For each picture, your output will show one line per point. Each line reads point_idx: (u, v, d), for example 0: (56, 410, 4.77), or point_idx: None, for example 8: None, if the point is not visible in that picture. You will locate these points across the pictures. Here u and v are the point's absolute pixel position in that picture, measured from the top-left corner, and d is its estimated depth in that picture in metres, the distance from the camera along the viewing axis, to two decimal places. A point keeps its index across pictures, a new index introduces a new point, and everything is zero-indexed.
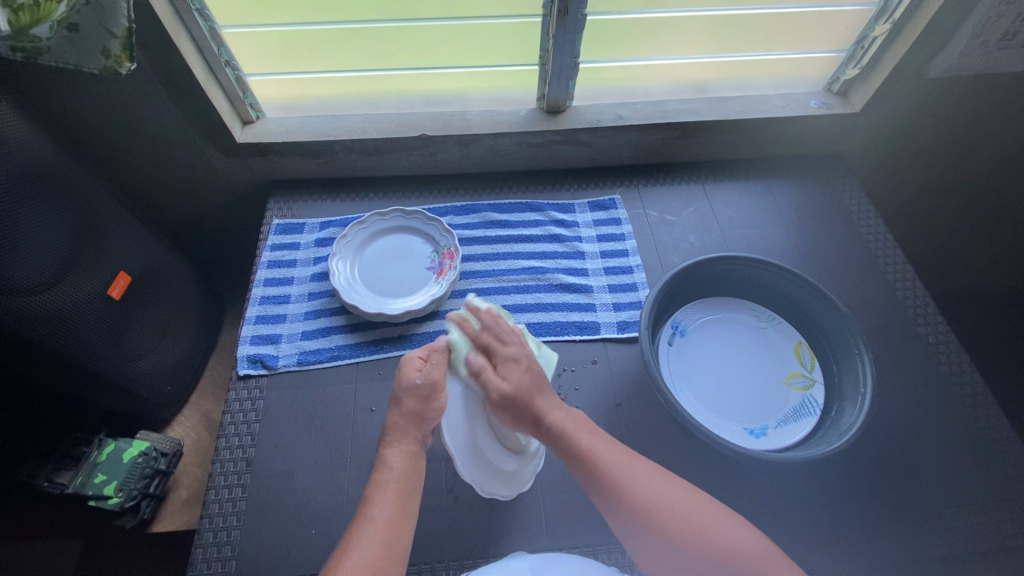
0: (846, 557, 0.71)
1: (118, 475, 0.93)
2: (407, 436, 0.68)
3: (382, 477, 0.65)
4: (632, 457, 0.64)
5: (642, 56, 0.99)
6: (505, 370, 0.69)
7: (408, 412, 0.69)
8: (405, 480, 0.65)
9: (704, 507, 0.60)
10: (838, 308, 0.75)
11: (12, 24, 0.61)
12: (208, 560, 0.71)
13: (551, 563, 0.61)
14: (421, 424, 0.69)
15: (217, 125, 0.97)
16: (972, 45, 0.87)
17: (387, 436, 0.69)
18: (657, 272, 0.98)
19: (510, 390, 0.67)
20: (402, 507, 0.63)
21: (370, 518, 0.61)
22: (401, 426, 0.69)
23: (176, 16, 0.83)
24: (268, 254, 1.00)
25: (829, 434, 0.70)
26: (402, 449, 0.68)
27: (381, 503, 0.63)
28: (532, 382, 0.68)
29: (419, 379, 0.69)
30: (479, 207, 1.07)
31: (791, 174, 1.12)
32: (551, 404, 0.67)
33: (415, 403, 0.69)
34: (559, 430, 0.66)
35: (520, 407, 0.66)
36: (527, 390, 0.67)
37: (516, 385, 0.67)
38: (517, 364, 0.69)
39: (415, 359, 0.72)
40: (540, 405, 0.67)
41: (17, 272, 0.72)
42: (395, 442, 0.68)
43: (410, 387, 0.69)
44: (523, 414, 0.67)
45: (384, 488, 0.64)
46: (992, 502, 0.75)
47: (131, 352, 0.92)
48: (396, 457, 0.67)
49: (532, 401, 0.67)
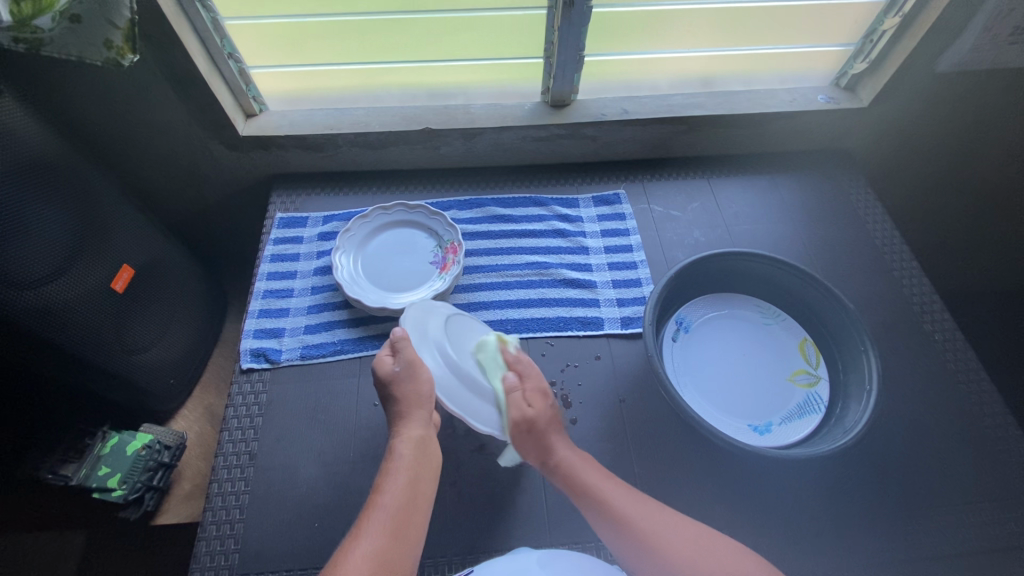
0: (852, 556, 0.71)
1: (122, 467, 0.93)
2: (413, 420, 0.67)
3: (393, 465, 0.64)
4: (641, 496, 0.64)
5: (649, 48, 0.98)
6: (532, 399, 0.70)
7: (405, 397, 0.68)
8: (416, 467, 0.64)
9: (684, 526, 0.60)
10: (844, 304, 0.74)
11: (14, 14, 0.62)
12: (212, 553, 0.72)
13: (557, 560, 0.61)
14: (423, 404, 0.69)
15: (220, 118, 0.96)
16: (983, 38, 0.84)
17: (395, 424, 0.68)
18: (662, 268, 0.98)
19: (535, 420, 0.68)
20: (412, 495, 0.62)
21: (381, 506, 0.60)
22: (406, 409, 0.68)
23: (179, 9, 0.82)
24: (271, 248, 0.99)
25: (833, 432, 0.70)
26: (410, 435, 0.67)
27: (392, 491, 0.62)
28: (552, 418, 0.70)
29: (396, 366, 0.70)
30: (482, 202, 1.06)
31: (797, 169, 1.11)
32: (565, 442, 0.69)
33: (405, 386, 0.69)
34: (569, 464, 0.67)
35: (536, 436, 0.68)
36: (546, 426, 0.69)
37: (540, 416, 0.69)
38: (544, 396, 0.71)
39: (385, 356, 0.71)
40: (555, 443, 0.68)
41: (23, 262, 0.72)
42: (405, 426, 0.67)
43: (391, 376, 0.69)
44: (537, 444, 0.68)
45: (395, 475, 0.63)
46: (996, 500, 0.74)
47: (133, 344, 0.92)
48: (406, 444, 0.66)
49: (549, 435, 0.68)
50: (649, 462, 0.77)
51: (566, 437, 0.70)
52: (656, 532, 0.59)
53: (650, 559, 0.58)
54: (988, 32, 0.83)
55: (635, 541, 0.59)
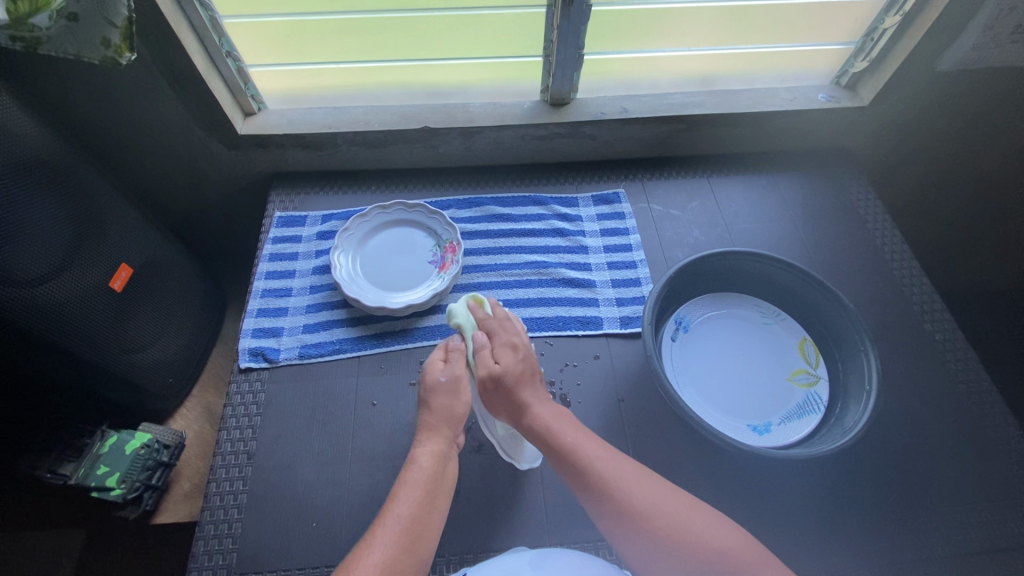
0: (850, 557, 0.71)
1: (120, 467, 0.94)
2: (440, 436, 0.68)
3: (411, 476, 0.63)
4: (639, 472, 0.61)
5: (648, 47, 0.98)
6: (500, 355, 0.71)
7: (437, 410, 0.69)
8: (433, 482, 0.64)
9: (659, 491, 0.59)
10: (844, 305, 0.74)
11: (11, 12, 0.62)
12: (209, 552, 0.72)
13: (549, 561, 0.61)
14: (452, 423, 0.69)
15: (218, 117, 0.96)
16: (984, 36, 0.84)
17: (419, 436, 0.68)
18: (661, 267, 0.98)
19: (501, 374, 0.69)
20: (425, 508, 0.61)
21: (395, 515, 0.59)
22: (435, 423, 0.69)
23: (177, 7, 0.82)
24: (270, 247, 0.99)
25: (833, 432, 0.69)
26: (433, 450, 0.66)
27: (406, 502, 0.61)
28: (523, 373, 0.70)
29: (443, 377, 0.71)
30: (481, 201, 1.06)
31: (796, 168, 1.10)
32: (539, 400, 0.68)
33: (443, 400, 0.70)
34: (545, 421, 0.66)
35: (504, 390, 0.68)
36: (515, 379, 0.69)
37: (506, 370, 0.69)
38: (513, 353, 0.71)
39: (437, 361, 0.73)
40: (525, 397, 0.68)
41: (22, 261, 0.72)
42: (428, 439, 0.67)
43: (435, 385, 0.71)
44: (508, 398, 0.68)
45: (412, 487, 0.62)
46: (995, 500, 0.74)
47: (132, 343, 0.92)
48: (426, 456, 0.66)
49: (520, 389, 0.68)
50: (647, 461, 0.77)
51: (540, 393, 0.69)
52: (652, 511, 0.57)
53: (641, 537, 0.56)
54: (990, 31, 0.83)
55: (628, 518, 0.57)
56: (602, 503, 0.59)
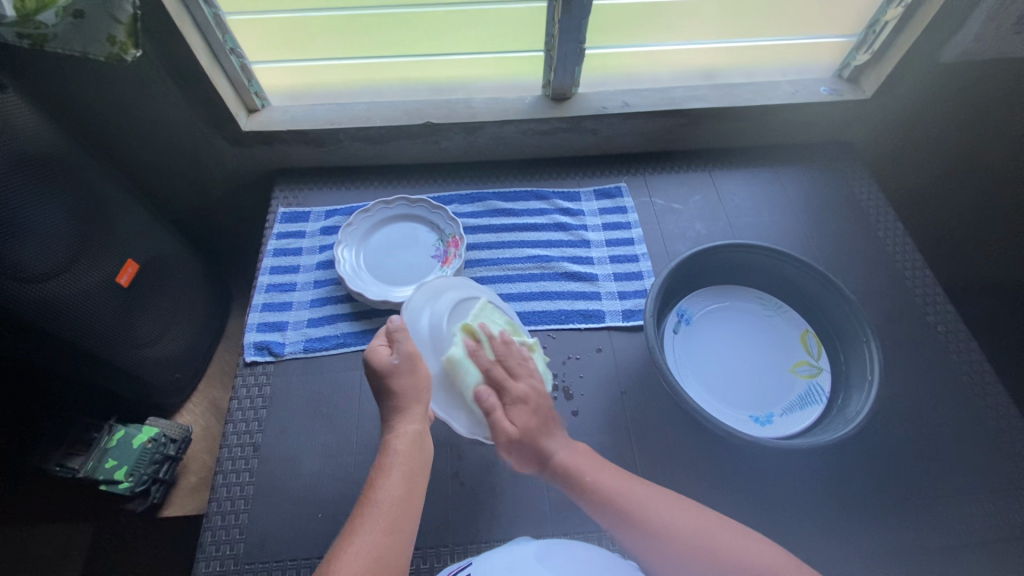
0: (852, 545, 0.71)
1: (128, 460, 0.94)
2: (411, 415, 0.65)
3: (388, 461, 0.62)
4: (644, 486, 0.63)
5: (649, 41, 0.98)
6: (513, 410, 0.68)
7: (403, 391, 0.66)
8: (412, 463, 0.63)
9: (653, 495, 0.62)
10: (847, 296, 0.74)
11: (18, 10, 0.63)
12: (217, 542, 0.72)
13: (555, 549, 0.62)
14: (421, 398, 0.66)
15: (223, 114, 0.97)
16: (987, 27, 0.84)
17: (390, 419, 0.66)
18: (663, 260, 0.98)
19: (519, 435, 0.67)
20: (409, 490, 0.60)
21: (376, 503, 0.58)
22: (404, 404, 0.66)
23: (183, 7, 0.83)
24: (275, 242, 1.00)
25: (836, 421, 0.70)
26: (407, 431, 0.65)
27: (387, 487, 0.60)
28: (540, 425, 0.68)
29: (396, 359, 0.67)
30: (484, 196, 1.06)
31: (798, 161, 1.11)
32: (560, 444, 0.68)
33: (403, 380, 0.66)
34: (570, 469, 0.66)
35: (526, 449, 0.67)
36: (534, 435, 0.68)
37: (523, 428, 0.67)
38: (525, 406, 0.69)
39: (380, 347, 0.69)
40: (546, 449, 0.67)
41: (31, 257, 0.73)
42: (401, 421, 0.65)
43: (389, 368, 0.66)
44: (530, 454, 0.68)
45: (391, 471, 0.61)
46: (998, 490, 0.74)
47: (140, 338, 0.93)
48: (402, 439, 0.64)
49: (539, 442, 0.67)
50: (650, 452, 0.78)
51: (559, 435, 0.69)
52: (667, 521, 0.59)
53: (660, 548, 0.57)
54: (992, 22, 0.82)
55: (645, 531, 0.59)
56: (621, 524, 0.60)
